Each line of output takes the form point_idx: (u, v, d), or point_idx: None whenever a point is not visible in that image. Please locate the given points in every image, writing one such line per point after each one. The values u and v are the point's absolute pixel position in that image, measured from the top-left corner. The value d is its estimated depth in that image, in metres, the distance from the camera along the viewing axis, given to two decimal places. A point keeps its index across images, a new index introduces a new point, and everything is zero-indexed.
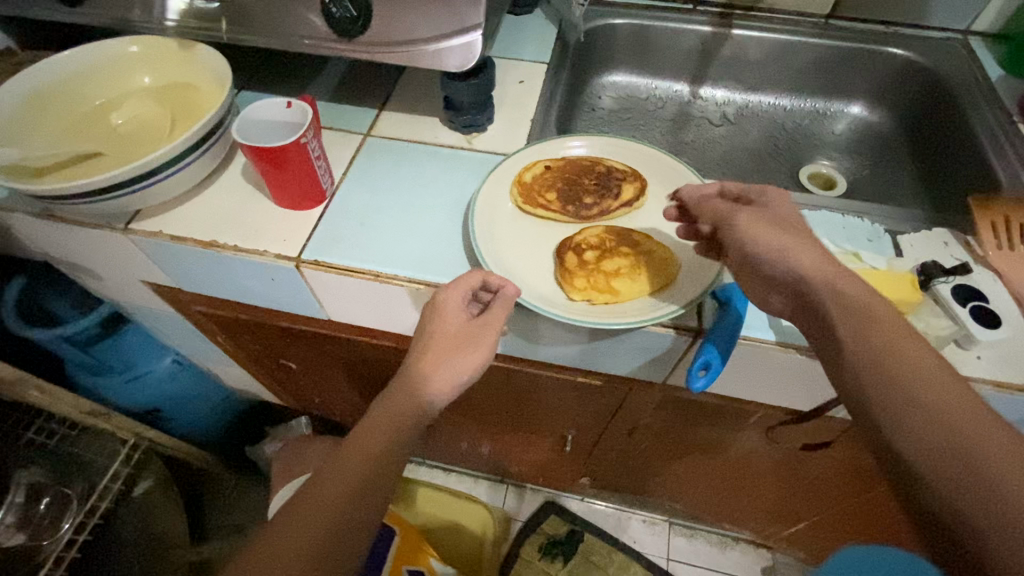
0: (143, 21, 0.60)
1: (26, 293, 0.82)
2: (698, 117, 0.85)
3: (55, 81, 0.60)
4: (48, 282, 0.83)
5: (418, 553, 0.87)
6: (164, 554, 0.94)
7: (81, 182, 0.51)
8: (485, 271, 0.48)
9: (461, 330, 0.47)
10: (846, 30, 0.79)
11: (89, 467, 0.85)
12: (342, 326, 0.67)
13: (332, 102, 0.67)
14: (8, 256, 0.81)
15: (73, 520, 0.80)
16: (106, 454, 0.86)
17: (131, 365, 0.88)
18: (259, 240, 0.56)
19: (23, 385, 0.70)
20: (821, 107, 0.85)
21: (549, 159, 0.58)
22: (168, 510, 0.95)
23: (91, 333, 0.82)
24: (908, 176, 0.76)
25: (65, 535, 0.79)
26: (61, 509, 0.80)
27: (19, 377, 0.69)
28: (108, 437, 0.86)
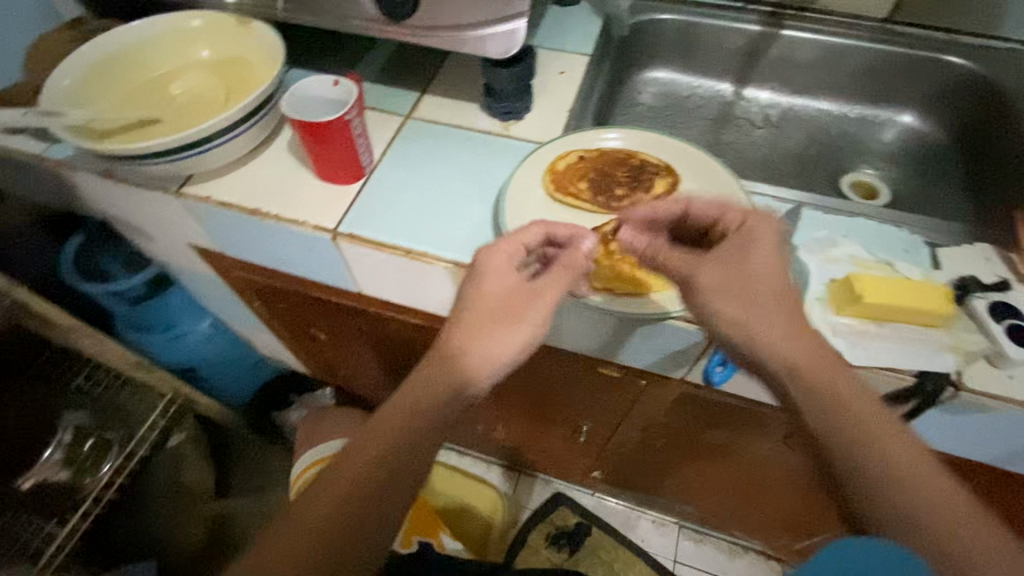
0: None
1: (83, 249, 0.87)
2: (740, 117, 0.83)
3: (123, 50, 0.64)
4: (104, 240, 0.88)
5: (431, 527, 0.90)
6: (190, 503, 1.00)
7: (140, 145, 0.54)
8: (547, 225, 0.51)
9: (506, 297, 0.48)
10: (902, 35, 0.76)
11: (129, 417, 0.90)
12: (371, 301, 0.69)
13: (377, 83, 0.70)
14: (70, 213, 0.87)
15: (112, 463, 0.86)
16: (144, 406, 0.91)
17: (173, 323, 0.93)
18: (299, 211, 0.59)
19: (76, 333, 0.76)
20: (869, 113, 0.82)
21: (583, 150, 0.58)
22: (197, 462, 1.01)
23: (139, 290, 0.88)
24: (956, 190, 0.74)
25: (104, 476, 0.84)
26: (102, 453, 0.86)
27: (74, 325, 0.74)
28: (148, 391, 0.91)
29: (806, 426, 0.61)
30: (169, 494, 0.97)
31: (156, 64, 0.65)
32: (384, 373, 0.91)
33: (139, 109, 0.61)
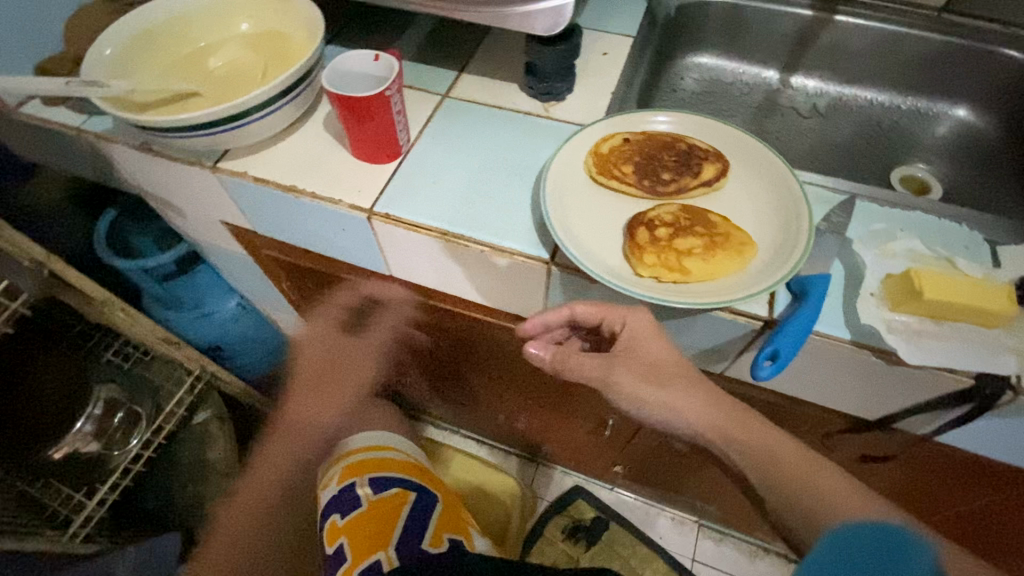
0: None
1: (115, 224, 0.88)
2: (785, 106, 0.81)
3: (163, 22, 0.63)
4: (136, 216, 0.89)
5: (460, 522, 0.75)
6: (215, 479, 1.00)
7: (180, 117, 0.54)
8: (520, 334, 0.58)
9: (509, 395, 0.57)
10: (963, 24, 0.73)
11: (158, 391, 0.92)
12: (402, 284, 0.68)
13: (415, 61, 0.68)
14: (103, 188, 0.87)
15: (140, 437, 0.87)
16: (172, 381, 0.93)
17: (201, 301, 0.94)
18: (336, 189, 0.58)
19: (109, 307, 0.76)
20: (922, 106, 0.79)
21: (628, 133, 0.56)
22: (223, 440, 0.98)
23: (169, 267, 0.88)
24: (1013, 189, 0.70)
25: (133, 449, 0.86)
26: (131, 426, 0.86)
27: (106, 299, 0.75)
28: (175, 367, 0.93)
29: (848, 427, 0.58)
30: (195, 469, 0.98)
31: (195, 37, 0.65)
32: (409, 358, 0.91)
33: (178, 82, 0.61)
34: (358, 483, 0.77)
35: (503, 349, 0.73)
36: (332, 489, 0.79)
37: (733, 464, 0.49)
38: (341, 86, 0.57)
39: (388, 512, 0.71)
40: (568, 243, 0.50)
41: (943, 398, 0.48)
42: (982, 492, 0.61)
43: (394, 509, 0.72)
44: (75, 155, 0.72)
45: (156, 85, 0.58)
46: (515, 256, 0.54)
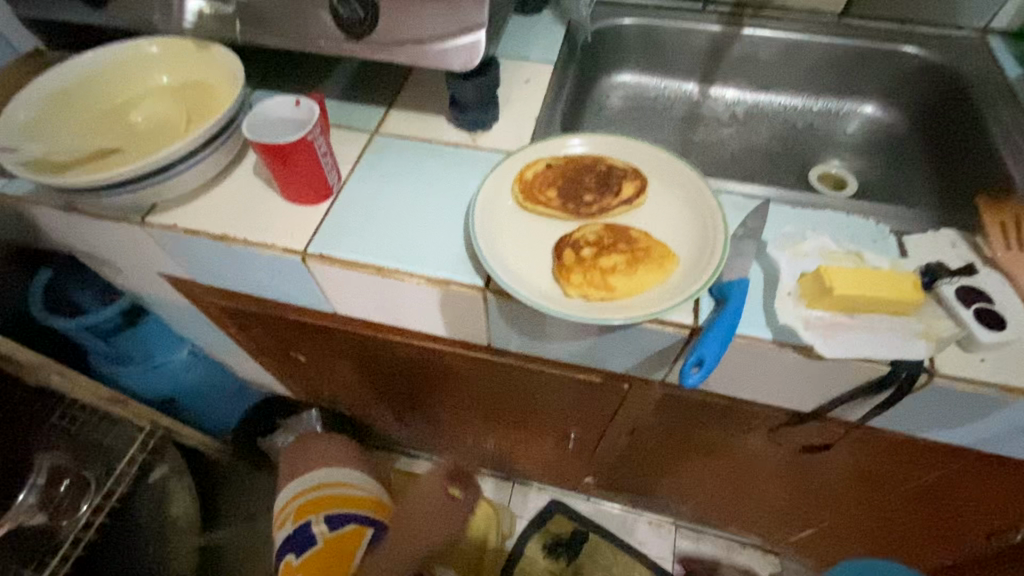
0: (161, 22, 0.62)
1: (52, 284, 0.85)
2: (707, 117, 0.84)
3: (79, 81, 0.63)
4: (74, 274, 0.86)
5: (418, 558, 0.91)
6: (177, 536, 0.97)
7: (100, 176, 0.53)
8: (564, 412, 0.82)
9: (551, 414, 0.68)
10: (859, 29, 0.78)
11: (108, 452, 0.89)
12: (349, 320, 0.68)
13: (341, 101, 0.69)
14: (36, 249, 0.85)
15: (90, 502, 0.84)
16: (123, 441, 0.90)
17: (150, 355, 0.92)
18: (268, 234, 0.58)
19: (46, 371, 0.74)
20: (833, 106, 0.83)
21: (550, 157, 0.58)
22: (182, 495, 0.98)
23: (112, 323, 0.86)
24: (922, 179, 0.75)
25: (83, 516, 0.83)
26: (79, 492, 0.84)
27: (42, 363, 0.72)
28: (125, 425, 0.90)
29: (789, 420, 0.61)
30: (155, 529, 0.95)
31: (114, 93, 0.64)
32: (369, 392, 0.90)
33: (98, 140, 0.60)
34: (314, 521, 0.85)
35: (457, 374, 0.73)
36: (289, 528, 0.86)
37: None
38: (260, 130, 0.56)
39: (345, 548, 0.84)
40: (499, 269, 0.51)
41: (866, 385, 0.51)
42: (922, 468, 0.63)
43: (347, 547, 0.84)
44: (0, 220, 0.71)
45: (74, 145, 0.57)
46: (451, 286, 0.55)
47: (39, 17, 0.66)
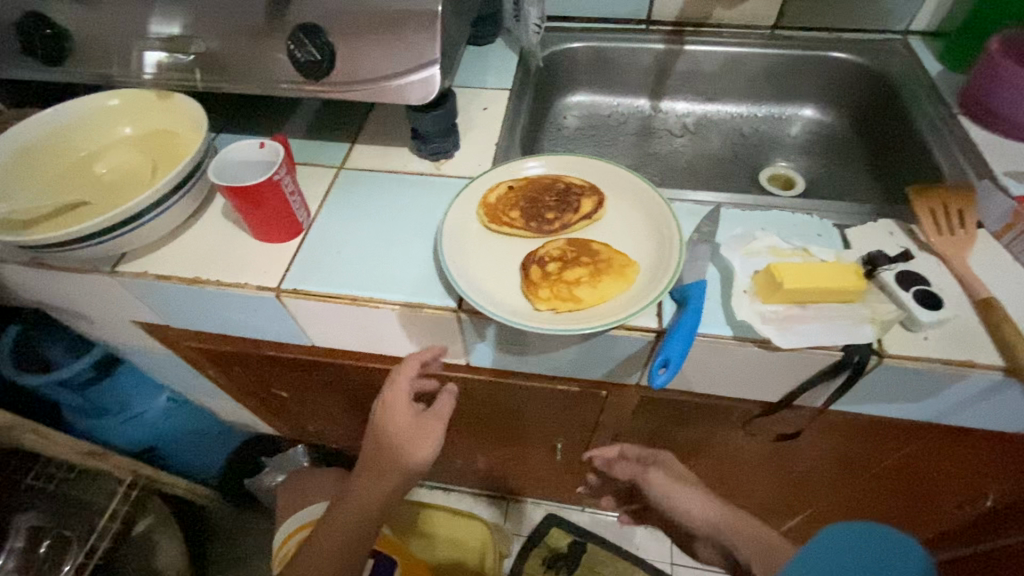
0: (121, 75, 0.63)
1: (21, 342, 0.84)
2: (660, 130, 0.89)
3: (41, 138, 0.63)
4: (43, 329, 0.85)
5: None
6: None
7: (68, 230, 0.54)
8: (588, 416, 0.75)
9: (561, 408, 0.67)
10: (791, 39, 0.83)
11: (89, 509, 0.86)
12: (328, 352, 0.69)
13: (306, 139, 0.71)
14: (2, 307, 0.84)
15: (72, 562, 0.80)
16: (104, 495, 0.87)
17: (127, 404, 0.90)
18: (241, 273, 0.59)
19: (20, 430, 0.72)
20: (776, 111, 0.88)
21: (511, 180, 0.61)
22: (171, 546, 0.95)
23: (86, 376, 0.85)
24: (862, 173, 0.80)
25: None
26: (61, 552, 0.81)
27: (16, 423, 0.71)
28: (106, 479, 0.88)
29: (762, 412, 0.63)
30: None
31: (79, 147, 0.65)
32: (354, 422, 0.90)
33: (65, 195, 0.61)
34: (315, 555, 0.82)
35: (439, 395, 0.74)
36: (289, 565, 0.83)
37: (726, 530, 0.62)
38: (229, 176, 0.58)
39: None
40: (469, 289, 0.53)
41: (824, 371, 0.54)
42: (891, 446, 0.67)
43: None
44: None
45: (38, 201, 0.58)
46: (425, 310, 0.56)
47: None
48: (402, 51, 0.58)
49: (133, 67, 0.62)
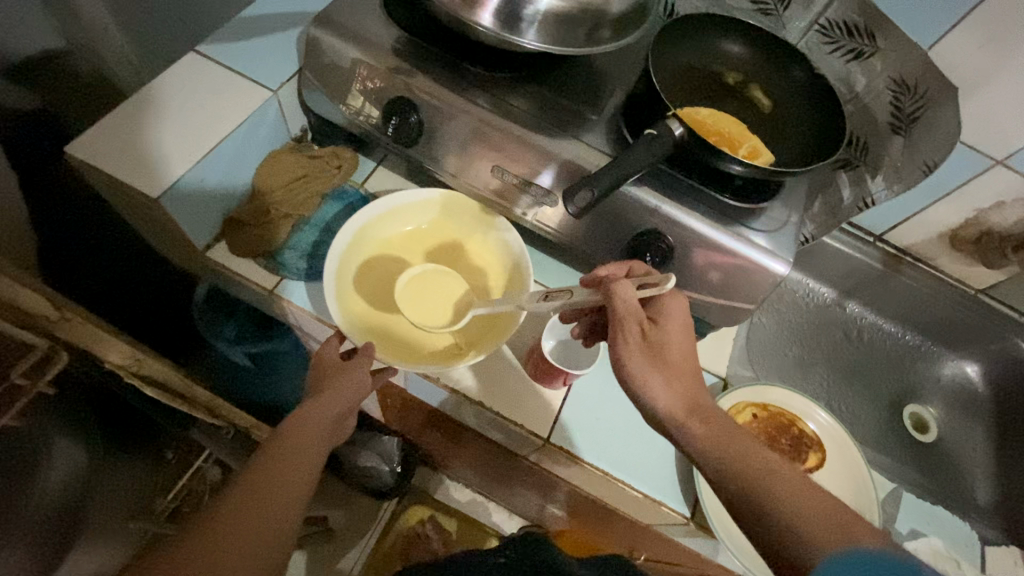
0: (464, 180, 0.69)
1: (209, 301, 0.87)
2: (836, 324, 0.98)
3: (375, 220, 0.68)
4: (226, 306, 0.86)
5: None
6: (150, 505, 0.80)
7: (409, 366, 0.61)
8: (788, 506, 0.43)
9: (680, 348, 0.53)
10: (990, 310, 0.92)
11: (277, 350, 0.86)
12: (525, 459, 0.77)
13: (572, 269, 0.77)
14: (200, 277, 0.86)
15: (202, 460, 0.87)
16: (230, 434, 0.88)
17: (286, 387, 0.91)
18: (519, 412, 0.67)
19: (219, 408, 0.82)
20: (936, 352, 0.99)
21: (755, 406, 0.72)
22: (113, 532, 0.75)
23: (258, 349, 0.85)
24: (985, 446, 0.94)
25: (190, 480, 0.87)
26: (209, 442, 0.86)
27: (211, 400, 0.80)
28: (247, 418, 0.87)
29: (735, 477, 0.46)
30: (115, 517, 0.75)
31: (376, 234, 0.69)
32: (480, 462, 1.03)
33: (389, 294, 0.67)
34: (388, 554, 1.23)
35: (585, 509, 0.84)
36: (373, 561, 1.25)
37: (728, 461, 0.47)
38: (562, 339, 0.69)
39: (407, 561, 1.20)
40: (715, 514, 0.65)
41: None
42: None
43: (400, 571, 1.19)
44: (236, 289, 0.76)
45: (378, 307, 0.66)
46: (663, 507, 0.65)
47: (346, 121, 0.70)
48: (733, 287, 0.65)
49: (483, 178, 0.67)
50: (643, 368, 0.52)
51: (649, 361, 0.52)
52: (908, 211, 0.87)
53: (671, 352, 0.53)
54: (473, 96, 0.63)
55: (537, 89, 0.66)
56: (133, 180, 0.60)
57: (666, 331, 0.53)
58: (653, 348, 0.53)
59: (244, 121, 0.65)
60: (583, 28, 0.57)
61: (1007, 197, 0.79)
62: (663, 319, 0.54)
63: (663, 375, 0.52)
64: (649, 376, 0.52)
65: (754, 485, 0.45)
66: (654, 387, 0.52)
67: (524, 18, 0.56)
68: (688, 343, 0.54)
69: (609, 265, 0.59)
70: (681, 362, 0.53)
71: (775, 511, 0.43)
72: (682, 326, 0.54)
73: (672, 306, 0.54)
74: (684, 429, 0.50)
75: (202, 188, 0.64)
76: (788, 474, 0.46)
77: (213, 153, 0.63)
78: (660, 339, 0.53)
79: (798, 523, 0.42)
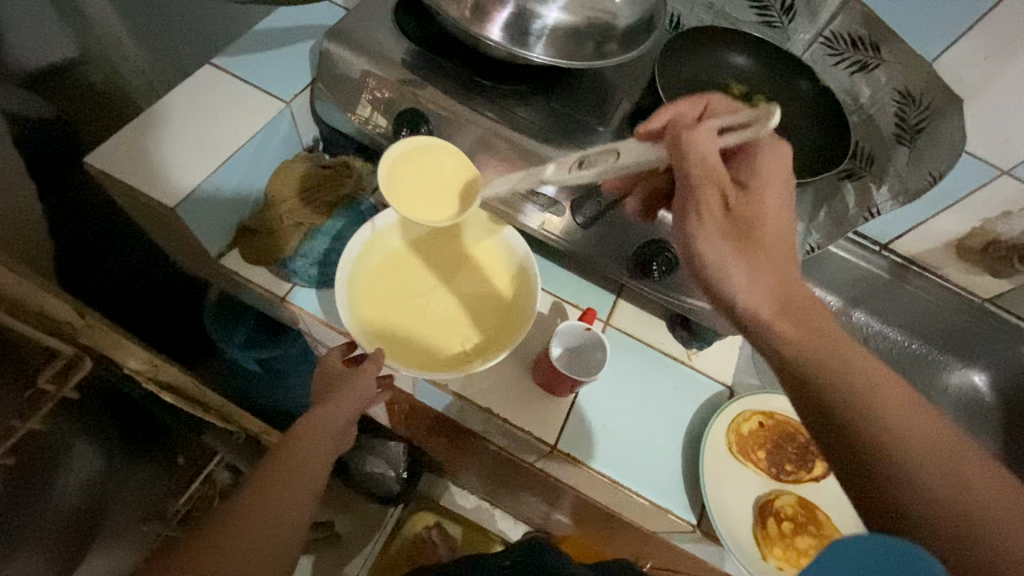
0: None
1: (222, 307, 0.88)
2: (842, 332, 0.98)
3: (389, 226, 0.69)
4: (237, 312, 0.88)
5: None
6: (164, 508, 0.81)
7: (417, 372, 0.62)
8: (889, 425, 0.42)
9: (772, 210, 0.50)
10: (997, 320, 0.92)
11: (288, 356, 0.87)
12: (531, 466, 0.78)
13: (578, 277, 0.78)
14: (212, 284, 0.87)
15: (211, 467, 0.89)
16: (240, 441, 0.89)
17: (296, 391, 0.92)
18: (526, 419, 0.67)
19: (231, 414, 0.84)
20: (942, 361, 0.99)
21: (762, 414, 0.72)
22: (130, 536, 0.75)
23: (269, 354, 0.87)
24: None
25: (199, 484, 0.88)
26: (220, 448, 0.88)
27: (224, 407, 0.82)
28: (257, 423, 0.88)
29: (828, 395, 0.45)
30: (133, 521, 0.76)
31: (389, 240, 0.70)
32: (486, 468, 1.03)
33: (401, 299, 0.68)
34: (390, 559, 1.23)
35: (591, 516, 0.84)
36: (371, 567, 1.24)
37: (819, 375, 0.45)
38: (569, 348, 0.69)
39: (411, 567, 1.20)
40: (722, 522, 0.65)
41: None
42: None
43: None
44: (248, 296, 0.77)
45: (390, 311, 0.67)
46: (669, 515, 0.66)
47: (357, 132, 0.71)
48: None
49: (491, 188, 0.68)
50: (731, 249, 0.49)
51: (735, 238, 0.49)
52: (914, 221, 0.87)
53: (761, 223, 0.49)
54: (483, 109, 0.64)
55: (545, 101, 0.67)
56: (153, 189, 0.61)
57: (758, 191, 0.50)
58: (739, 223, 0.50)
59: (259, 131, 0.67)
60: (591, 42, 0.58)
61: (1013, 207, 0.80)
62: (752, 178, 0.50)
63: (748, 260, 0.48)
64: (736, 257, 0.49)
65: (851, 402, 0.43)
66: (739, 274, 0.48)
67: (533, 33, 0.57)
68: (779, 218, 0.50)
69: (683, 103, 0.54)
70: (774, 235, 0.49)
71: (873, 437, 0.42)
72: (775, 178, 0.50)
73: (762, 162, 0.50)
74: (769, 332, 0.47)
75: (217, 197, 0.66)
76: (881, 383, 0.44)
77: (228, 163, 0.64)
78: (750, 203, 0.50)
79: (897, 447, 0.41)
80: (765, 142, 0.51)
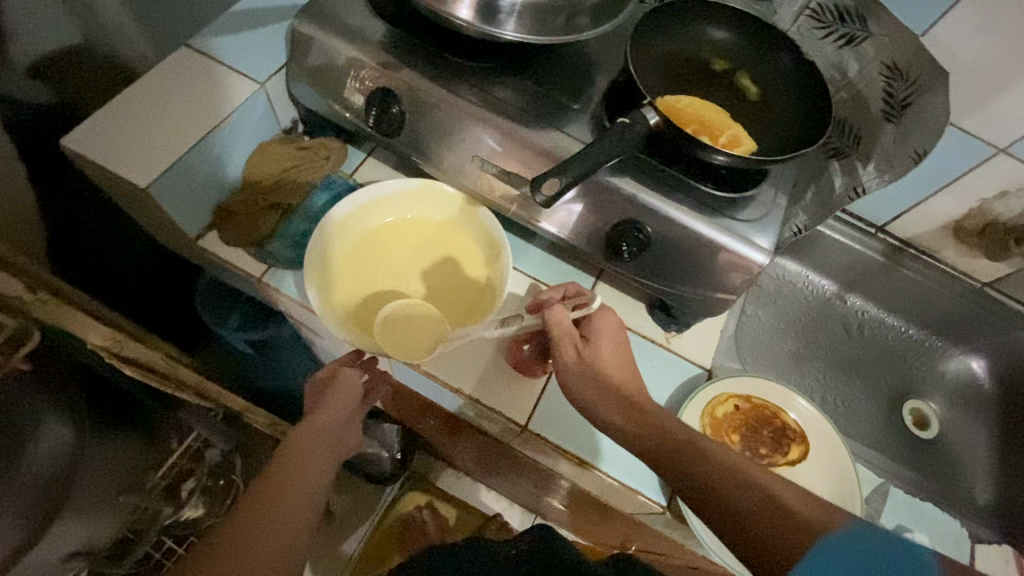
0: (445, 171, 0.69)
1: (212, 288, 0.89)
2: (834, 317, 0.96)
3: (360, 209, 0.70)
4: (225, 293, 0.89)
5: None
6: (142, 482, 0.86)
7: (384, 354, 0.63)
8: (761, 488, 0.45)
9: (614, 350, 0.59)
10: (996, 305, 0.89)
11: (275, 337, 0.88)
12: (509, 447, 0.79)
13: (558, 259, 0.77)
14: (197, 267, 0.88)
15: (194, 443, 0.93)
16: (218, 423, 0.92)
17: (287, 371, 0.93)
18: (497, 400, 0.67)
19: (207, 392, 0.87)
20: (940, 348, 0.96)
21: (738, 398, 0.71)
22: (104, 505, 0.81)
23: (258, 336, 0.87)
24: (989, 445, 0.91)
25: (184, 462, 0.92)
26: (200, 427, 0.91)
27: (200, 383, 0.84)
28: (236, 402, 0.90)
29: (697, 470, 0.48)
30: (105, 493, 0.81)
31: (362, 223, 0.70)
32: (473, 450, 1.04)
33: (372, 282, 0.68)
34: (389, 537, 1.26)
35: (572, 498, 0.84)
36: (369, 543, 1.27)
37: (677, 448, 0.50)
38: None
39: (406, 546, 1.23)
40: (690, 505, 0.65)
41: None
42: None
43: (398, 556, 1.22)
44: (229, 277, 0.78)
45: (361, 295, 0.67)
46: (639, 496, 0.66)
47: (332, 112, 0.71)
48: (714, 277, 0.64)
49: (464, 168, 0.68)
50: (582, 383, 0.57)
51: (587, 372, 0.57)
52: (909, 201, 0.84)
53: (603, 363, 0.58)
54: (455, 88, 0.64)
55: (520, 79, 0.66)
56: (124, 171, 0.62)
57: (599, 345, 0.59)
58: (590, 361, 0.58)
59: (231, 114, 0.67)
60: (561, 16, 0.57)
61: (1011, 187, 0.76)
62: (594, 336, 0.60)
63: (597, 391, 0.56)
64: (587, 388, 0.57)
65: (710, 469, 0.47)
66: (592, 399, 0.56)
67: (500, 9, 0.56)
68: (621, 363, 0.59)
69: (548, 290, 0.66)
70: (617, 371, 0.58)
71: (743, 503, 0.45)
72: (613, 339, 0.60)
73: (600, 321, 0.60)
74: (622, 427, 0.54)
75: (191, 179, 0.67)
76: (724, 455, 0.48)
77: (204, 142, 0.65)
78: (594, 353, 0.59)
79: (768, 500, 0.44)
80: (600, 312, 0.61)
